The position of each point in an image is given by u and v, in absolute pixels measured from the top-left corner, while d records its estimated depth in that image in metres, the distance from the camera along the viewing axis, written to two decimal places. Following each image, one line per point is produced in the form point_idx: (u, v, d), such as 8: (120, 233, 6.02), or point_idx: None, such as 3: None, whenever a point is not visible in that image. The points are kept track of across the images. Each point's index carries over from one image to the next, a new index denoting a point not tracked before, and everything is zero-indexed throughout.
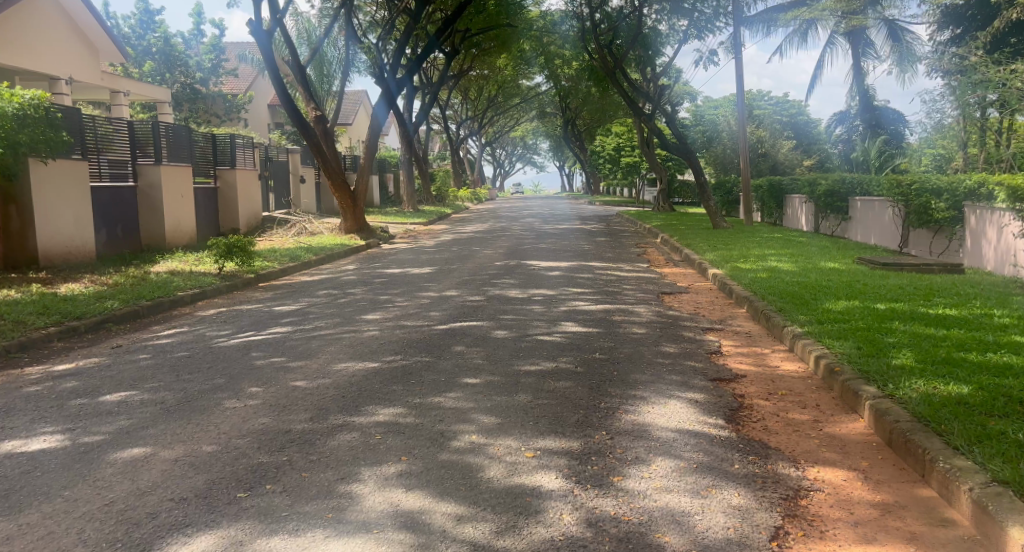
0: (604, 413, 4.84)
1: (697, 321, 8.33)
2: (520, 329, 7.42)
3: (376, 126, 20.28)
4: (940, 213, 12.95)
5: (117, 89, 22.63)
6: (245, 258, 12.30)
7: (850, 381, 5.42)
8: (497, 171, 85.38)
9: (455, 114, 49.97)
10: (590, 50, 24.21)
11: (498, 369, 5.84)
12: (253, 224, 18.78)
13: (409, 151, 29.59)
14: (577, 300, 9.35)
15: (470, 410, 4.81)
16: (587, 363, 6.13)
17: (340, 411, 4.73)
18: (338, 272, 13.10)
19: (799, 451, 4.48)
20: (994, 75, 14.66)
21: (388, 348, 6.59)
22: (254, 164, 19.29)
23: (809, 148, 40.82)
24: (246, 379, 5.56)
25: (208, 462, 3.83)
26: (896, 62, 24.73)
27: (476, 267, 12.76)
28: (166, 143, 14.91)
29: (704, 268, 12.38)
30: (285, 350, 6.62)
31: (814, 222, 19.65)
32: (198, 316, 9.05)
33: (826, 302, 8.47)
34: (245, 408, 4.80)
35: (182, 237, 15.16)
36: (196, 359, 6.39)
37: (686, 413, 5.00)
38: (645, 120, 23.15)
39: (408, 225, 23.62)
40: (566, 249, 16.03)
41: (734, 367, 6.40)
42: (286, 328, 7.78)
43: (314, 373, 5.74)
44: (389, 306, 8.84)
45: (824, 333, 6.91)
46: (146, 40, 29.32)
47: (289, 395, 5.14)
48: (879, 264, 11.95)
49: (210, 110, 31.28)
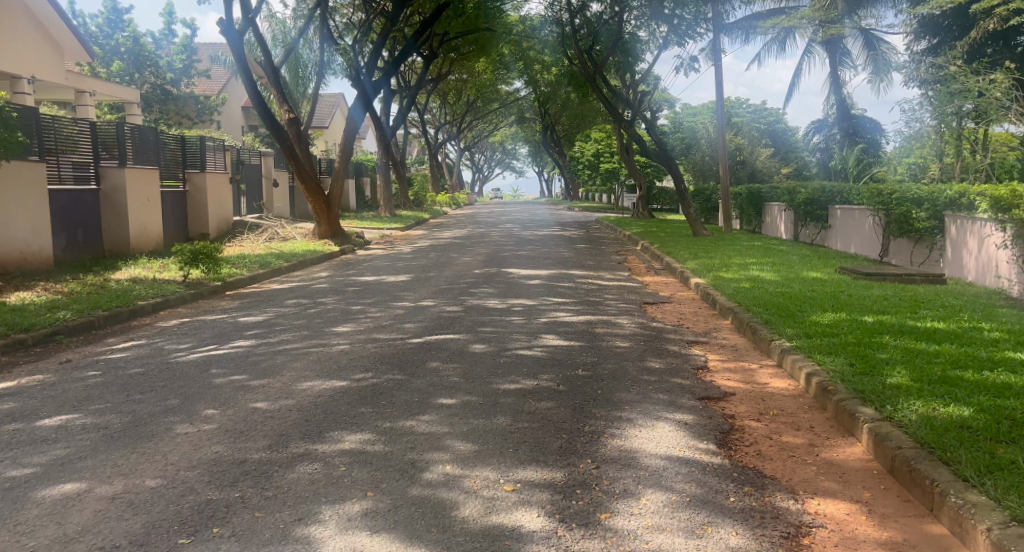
0: (588, 438, 4.51)
1: (682, 333, 8.04)
2: (498, 342, 7.07)
3: (351, 129, 19.83)
4: (921, 222, 12.81)
5: (82, 88, 21.98)
6: (211, 265, 11.82)
7: (845, 402, 5.13)
8: (476, 176, 85.09)
9: (434, 118, 49.59)
10: (570, 56, 24.00)
11: (476, 388, 5.50)
12: (223, 229, 18.27)
13: (385, 154, 29.14)
14: (557, 310, 9.03)
15: (444, 435, 4.46)
16: (569, 380, 5.81)
17: (302, 438, 4.36)
18: (310, 280, 12.67)
19: (797, 479, 4.18)
20: (973, 84, 14.64)
21: (358, 364, 6.21)
22: (225, 167, 18.78)
23: (786, 156, 40.90)
24: (201, 400, 5.17)
25: (148, 500, 3.45)
26: (872, 71, 24.82)
27: (453, 275, 12.39)
28: (131, 145, 14.40)
29: (686, 277, 12.12)
30: (247, 367, 6.23)
31: (794, 230, 19.54)
32: (158, 327, 8.62)
33: (812, 314, 8.20)
34: (197, 434, 4.42)
35: (147, 243, 14.63)
36: (150, 377, 5.99)
37: (676, 437, 4.68)
38: (625, 126, 22.91)
39: (384, 230, 23.15)
40: (544, 256, 15.72)
41: (722, 384, 6.10)
42: (250, 341, 7.39)
43: (276, 393, 5.36)
44: (361, 318, 8.47)
45: (813, 348, 6.63)
46: (114, 40, 28.62)
47: (248, 418, 4.76)
48: (862, 274, 11.76)
49: (182, 111, 30.64)
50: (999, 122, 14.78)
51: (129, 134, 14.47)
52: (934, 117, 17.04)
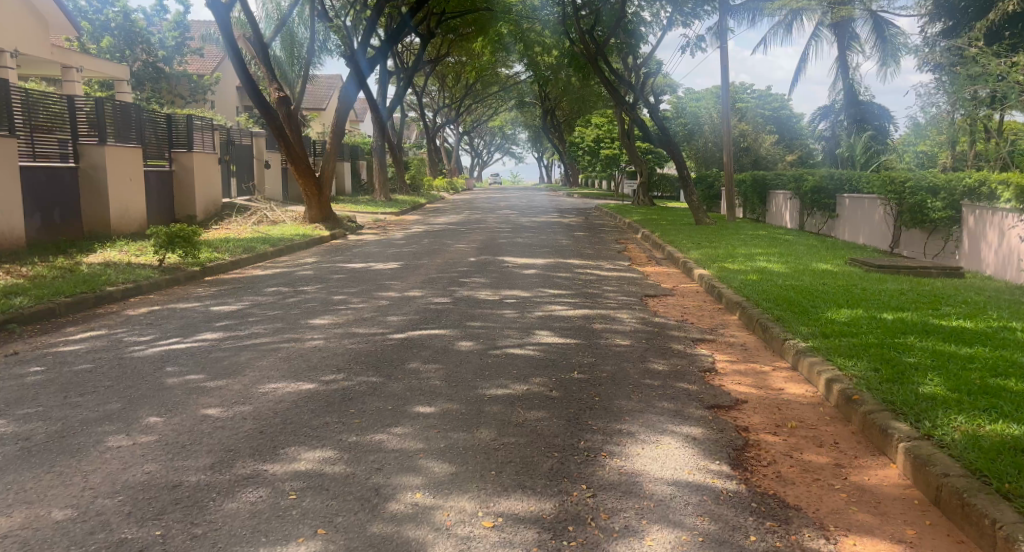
0: (583, 458, 3.93)
1: (686, 330, 7.42)
2: (487, 339, 6.49)
3: (343, 110, 19.15)
4: (936, 212, 12.16)
5: (68, 64, 21.20)
6: (189, 249, 11.17)
7: (875, 415, 4.53)
8: (475, 161, 84.20)
9: (432, 101, 48.71)
10: (571, 37, 23.28)
11: (458, 394, 4.89)
12: (211, 211, 17.61)
13: (382, 137, 28.43)
14: (553, 303, 8.40)
15: (417, 454, 3.86)
16: (564, 385, 5.21)
17: (252, 456, 3.75)
18: (295, 266, 12.02)
19: (827, 511, 3.58)
20: (994, 68, 13.96)
21: (331, 363, 5.59)
22: (212, 147, 18.09)
23: (791, 143, 40.28)
24: (145, 405, 4.55)
25: (48, 540, 2.87)
26: (880, 56, 24.13)
27: (446, 263, 11.74)
28: (112, 121, 13.72)
29: (689, 267, 11.49)
30: (206, 365, 5.61)
31: (799, 219, 18.95)
32: (124, 316, 8.01)
33: (827, 311, 7.59)
34: (131, 448, 3.80)
35: (129, 225, 13.97)
36: (97, 375, 5.37)
37: (685, 457, 4.08)
38: (627, 110, 22.20)
39: (378, 215, 22.50)
40: (540, 244, 15.09)
41: (733, 390, 5.50)
42: (218, 334, 6.78)
43: (233, 397, 4.75)
44: (341, 309, 7.84)
45: (833, 350, 6.02)
46: (104, 14, 27.38)
47: (194, 429, 4.14)
48: (874, 265, 11.18)
49: (174, 90, 29.91)
50: (1019, 107, 14.12)
51: (110, 111, 13.72)
52: (950, 101, 16.39)
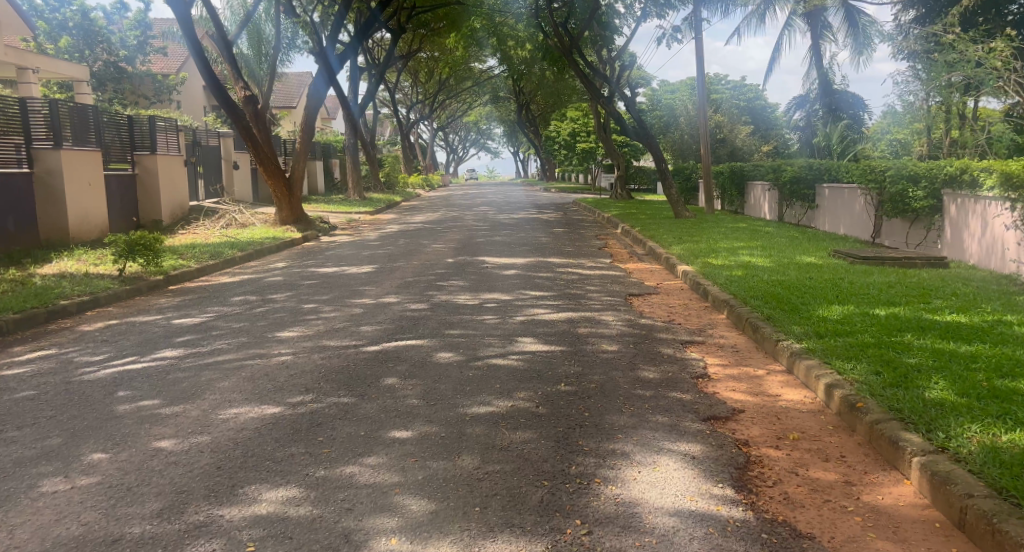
0: (575, 486, 3.59)
1: (674, 332, 7.09)
2: (468, 349, 6.12)
3: (312, 108, 18.59)
4: (918, 202, 11.95)
5: (23, 65, 20.44)
6: (151, 257, 10.66)
7: (883, 424, 4.18)
8: (450, 157, 83.52)
9: (405, 97, 48.03)
10: (545, 30, 22.85)
11: (437, 414, 4.52)
12: (178, 215, 17.03)
13: (353, 135, 27.88)
14: (536, 307, 8.03)
15: (392, 488, 3.50)
16: (552, 400, 4.85)
17: (206, 498, 3.40)
18: (264, 272, 11.57)
19: (844, 539, 3.26)
20: (971, 55, 13.77)
21: (299, 383, 5.19)
22: (177, 149, 17.48)
23: (766, 134, 40.31)
24: (90, 440, 4.18)
25: None
26: (853, 45, 24.02)
27: (422, 265, 11.35)
28: (68, 124, 13.15)
29: (672, 264, 11.19)
30: (163, 388, 5.20)
31: (778, 211, 18.78)
32: (78, 332, 7.57)
33: (817, 308, 7.24)
34: (68, 494, 3.48)
35: (90, 231, 13.45)
36: (41, 404, 4.96)
37: (686, 480, 3.74)
38: (603, 103, 21.86)
39: (351, 214, 21.97)
40: (519, 242, 14.73)
41: (728, 398, 5.15)
42: (179, 350, 6.36)
43: (190, 426, 4.37)
44: (312, 319, 7.43)
45: (830, 352, 5.66)
46: (61, 13, 26.56)
47: (143, 467, 3.78)
48: (858, 257, 10.93)
49: (138, 90, 29.11)
50: (997, 94, 13.96)
51: (65, 113, 13.12)
52: (926, 89, 16.23)
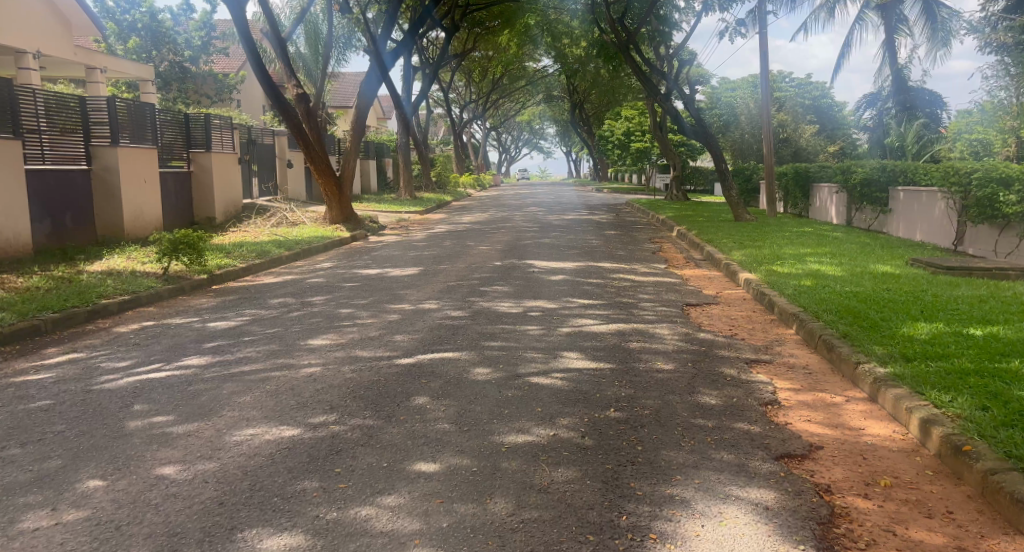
0: (626, 544, 3.05)
1: (737, 349, 6.45)
2: (508, 364, 5.59)
3: (363, 107, 18.28)
4: (1010, 207, 10.93)
5: (92, 64, 20.67)
6: (195, 256, 10.42)
7: (1000, 477, 3.50)
8: (502, 157, 83.19)
9: (459, 96, 47.71)
10: (602, 27, 22.15)
11: (469, 443, 4.01)
12: (230, 212, 16.92)
13: (406, 133, 27.56)
14: (584, 317, 7.45)
15: (411, 540, 3.02)
16: (599, 429, 4.30)
17: (200, 544, 2.98)
18: (307, 272, 11.25)
19: None
20: None
21: (323, 400, 4.73)
22: (232, 147, 17.38)
23: (832, 134, 38.86)
24: (93, 463, 3.81)
25: None
26: (930, 40, 22.77)
27: (467, 269, 10.85)
28: (126, 121, 13.03)
29: (733, 271, 10.46)
30: (181, 402, 4.81)
31: (846, 214, 17.79)
32: (113, 333, 7.33)
33: (902, 326, 6.46)
34: (50, 532, 3.09)
35: (144, 228, 13.34)
36: (53, 417, 4.64)
37: (760, 540, 3.16)
38: (660, 101, 21.07)
39: (401, 214, 21.65)
40: (568, 245, 14.16)
41: (804, 432, 4.50)
42: (205, 358, 6.00)
43: (201, 449, 3.97)
44: (346, 325, 7.00)
45: (922, 380, 4.93)
46: (131, 15, 27.04)
47: (141, 498, 3.38)
48: (941, 266, 10.02)
49: (200, 90, 29.47)
50: None
51: (122, 110, 12.99)
52: None
